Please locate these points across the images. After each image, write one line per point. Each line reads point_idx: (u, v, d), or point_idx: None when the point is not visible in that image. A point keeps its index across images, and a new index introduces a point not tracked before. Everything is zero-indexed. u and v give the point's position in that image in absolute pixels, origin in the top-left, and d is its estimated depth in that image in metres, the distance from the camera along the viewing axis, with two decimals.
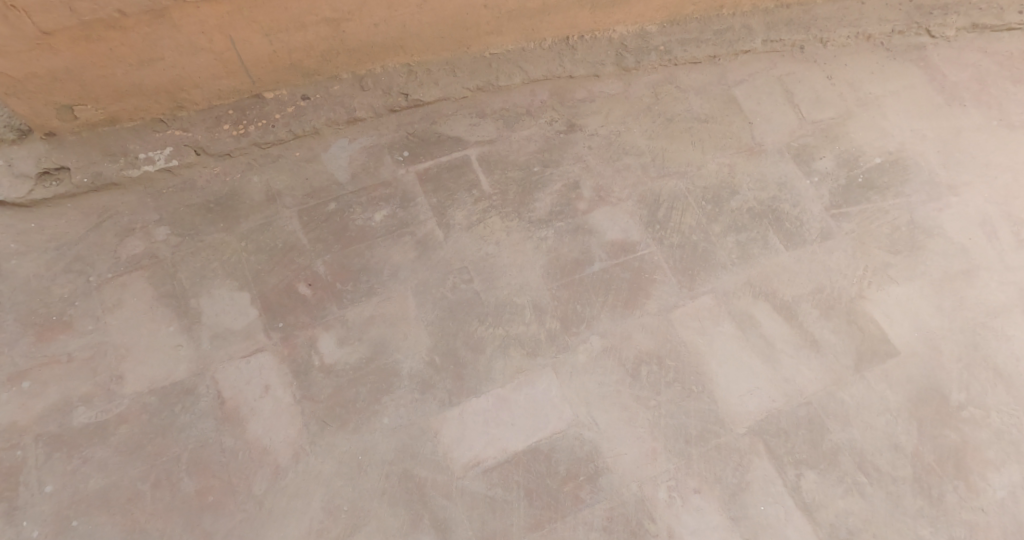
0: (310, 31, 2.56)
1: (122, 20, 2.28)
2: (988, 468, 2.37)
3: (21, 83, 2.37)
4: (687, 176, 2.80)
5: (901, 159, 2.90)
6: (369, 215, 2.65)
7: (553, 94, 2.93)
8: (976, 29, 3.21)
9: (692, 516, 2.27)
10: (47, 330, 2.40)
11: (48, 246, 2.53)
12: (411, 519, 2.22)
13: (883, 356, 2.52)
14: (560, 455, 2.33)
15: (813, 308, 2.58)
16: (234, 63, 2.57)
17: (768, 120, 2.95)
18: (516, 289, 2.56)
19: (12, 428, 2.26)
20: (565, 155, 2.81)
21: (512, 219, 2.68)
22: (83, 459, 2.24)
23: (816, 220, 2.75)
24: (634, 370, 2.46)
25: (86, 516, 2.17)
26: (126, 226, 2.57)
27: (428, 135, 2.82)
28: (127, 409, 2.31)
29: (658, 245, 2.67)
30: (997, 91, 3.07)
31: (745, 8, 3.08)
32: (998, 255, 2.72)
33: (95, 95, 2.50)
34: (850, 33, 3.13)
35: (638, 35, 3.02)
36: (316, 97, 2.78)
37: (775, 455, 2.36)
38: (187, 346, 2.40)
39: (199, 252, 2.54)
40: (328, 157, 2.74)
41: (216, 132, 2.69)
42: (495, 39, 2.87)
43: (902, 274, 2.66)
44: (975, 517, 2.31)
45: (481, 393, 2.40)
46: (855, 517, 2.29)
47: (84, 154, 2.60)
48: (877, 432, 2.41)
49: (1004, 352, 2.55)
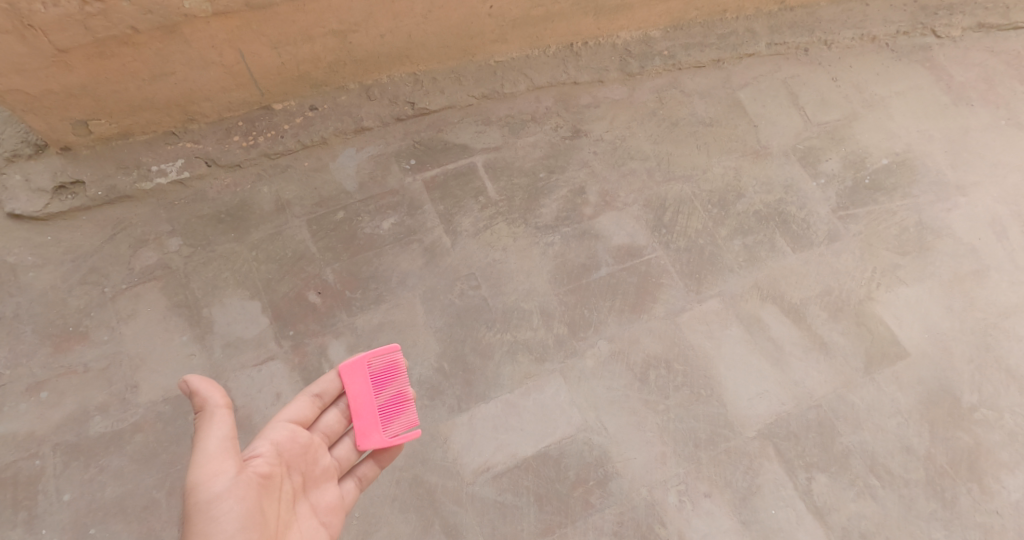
0: (318, 43, 2.60)
1: (135, 37, 2.33)
2: (1002, 470, 2.36)
3: (38, 100, 2.43)
4: (693, 180, 2.81)
5: (908, 160, 2.89)
6: (377, 224, 2.68)
7: (558, 101, 2.95)
8: (981, 29, 3.21)
9: (703, 520, 2.28)
10: (64, 340, 2.44)
11: (64, 258, 2.57)
12: (422, 525, 2.24)
13: (893, 358, 2.51)
14: (569, 459, 2.34)
15: (822, 310, 2.58)
16: (244, 75, 2.62)
17: (774, 122, 2.95)
18: (524, 295, 2.57)
19: (30, 437, 2.30)
20: (570, 161, 2.83)
21: (519, 225, 2.70)
22: (100, 468, 2.27)
23: (823, 222, 2.75)
24: (643, 374, 2.47)
25: (103, 524, 2.21)
26: (140, 238, 2.61)
27: (434, 144, 2.84)
28: (142, 418, 2.35)
29: (665, 249, 2.67)
30: (1004, 91, 3.06)
31: (748, 12, 3.10)
32: (1008, 255, 2.71)
33: (108, 110, 2.55)
34: (854, 34, 3.13)
35: (641, 40, 3.05)
36: (324, 107, 2.81)
37: (786, 459, 2.36)
38: (200, 356, 2.44)
39: (211, 262, 2.58)
40: (336, 166, 2.77)
41: (226, 143, 2.74)
42: (500, 47, 2.91)
43: (911, 275, 2.65)
44: (990, 520, 2.29)
45: (489, 399, 2.41)
46: (868, 520, 2.28)
47: (99, 167, 2.65)
48: (888, 434, 2.40)
49: (1015, 353, 2.54)
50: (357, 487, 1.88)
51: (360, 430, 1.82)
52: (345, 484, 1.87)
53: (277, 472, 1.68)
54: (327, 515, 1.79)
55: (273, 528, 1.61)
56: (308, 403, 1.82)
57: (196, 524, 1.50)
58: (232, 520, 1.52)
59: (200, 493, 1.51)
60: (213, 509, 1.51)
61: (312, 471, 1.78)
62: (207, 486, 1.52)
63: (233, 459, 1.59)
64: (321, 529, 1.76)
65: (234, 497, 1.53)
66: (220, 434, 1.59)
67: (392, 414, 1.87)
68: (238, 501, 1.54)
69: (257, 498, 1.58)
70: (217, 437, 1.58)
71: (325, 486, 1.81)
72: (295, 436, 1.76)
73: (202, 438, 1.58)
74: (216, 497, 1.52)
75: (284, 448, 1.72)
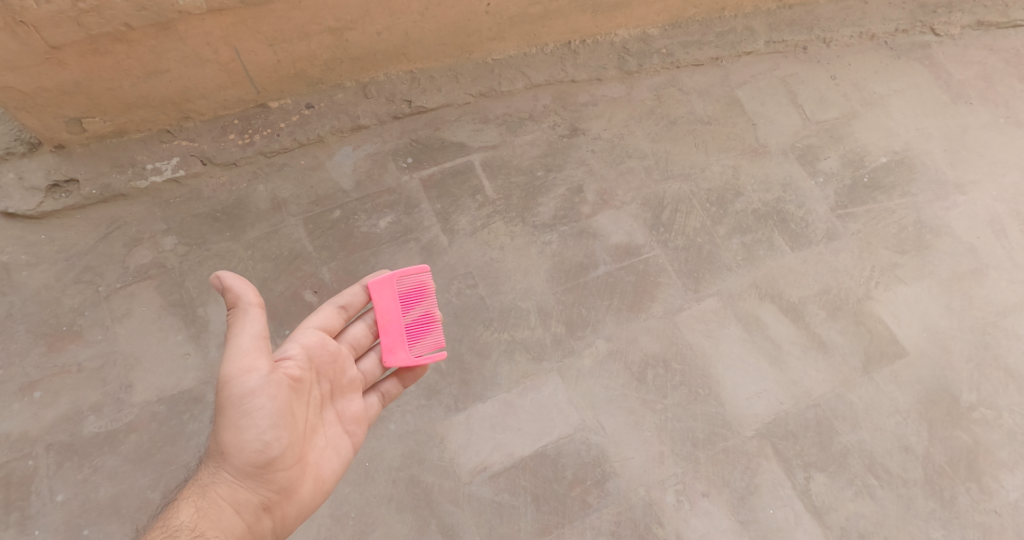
0: (314, 40, 2.59)
1: (128, 33, 2.31)
2: (1001, 469, 2.35)
3: (31, 97, 2.41)
4: (691, 179, 2.80)
5: (907, 159, 2.88)
6: (374, 222, 2.66)
7: (556, 99, 2.94)
8: (981, 27, 3.20)
9: (701, 520, 2.27)
10: (58, 340, 2.42)
11: (58, 257, 2.55)
12: (418, 525, 2.22)
13: (891, 357, 2.50)
14: (567, 459, 2.33)
15: (820, 309, 2.57)
16: (239, 73, 2.60)
17: (772, 121, 2.94)
18: (521, 294, 2.56)
19: (24, 437, 2.28)
20: (568, 160, 2.81)
21: (516, 224, 2.68)
22: (94, 468, 2.26)
23: (822, 221, 2.74)
24: (641, 373, 2.45)
25: (97, 525, 2.19)
26: (135, 236, 2.60)
27: (431, 142, 2.83)
28: (136, 418, 2.33)
29: (663, 248, 2.66)
30: (1004, 89, 3.05)
31: (747, 10, 3.09)
32: (1007, 254, 2.70)
33: (103, 107, 2.53)
34: (853, 32, 3.12)
35: (639, 38, 3.03)
36: (321, 105, 2.80)
37: (784, 458, 2.35)
38: (195, 355, 2.42)
39: (206, 261, 2.56)
40: (333, 165, 2.76)
41: (222, 142, 2.72)
42: (497, 45, 2.89)
43: (910, 274, 2.64)
44: (988, 519, 2.29)
45: (486, 399, 2.40)
46: (866, 520, 2.27)
47: (93, 165, 2.63)
48: (887, 433, 2.39)
49: (1015, 352, 2.53)
50: (380, 402, 1.99)
51: (387, 346, 1.88)
52: (369, 397, 1.97)
53: (307, 376, 1.77)
54: (351, 424, 1.90)
55: (301, 429, 1.73)
56: (336, 315, 1.90)
57: (230, 415, 1.63)
58: (263, 416, 1.64)
59: (233, 385, 1.63)
60: (246, 403, 1.63)
61: (340, 381, 1.88)
62: (239, 381, 1.62)
63: (264, 356, 1.67)
64: (345, 436, 1.87)
65: (266, 394, 1.64)
66: (252, 331, 1.67)
67: (418, 334, 1.93)
68: (270, 398, 1.65)
69: (288, 399, 1.69)
70: (249, 334, 1.66)
71: (351, 397, 1.92)
72: (325, 345, 1.84)
73: (237, 335, 1.66)
74: (250, 393, 1.63)
75: (314, 354, 1.81)
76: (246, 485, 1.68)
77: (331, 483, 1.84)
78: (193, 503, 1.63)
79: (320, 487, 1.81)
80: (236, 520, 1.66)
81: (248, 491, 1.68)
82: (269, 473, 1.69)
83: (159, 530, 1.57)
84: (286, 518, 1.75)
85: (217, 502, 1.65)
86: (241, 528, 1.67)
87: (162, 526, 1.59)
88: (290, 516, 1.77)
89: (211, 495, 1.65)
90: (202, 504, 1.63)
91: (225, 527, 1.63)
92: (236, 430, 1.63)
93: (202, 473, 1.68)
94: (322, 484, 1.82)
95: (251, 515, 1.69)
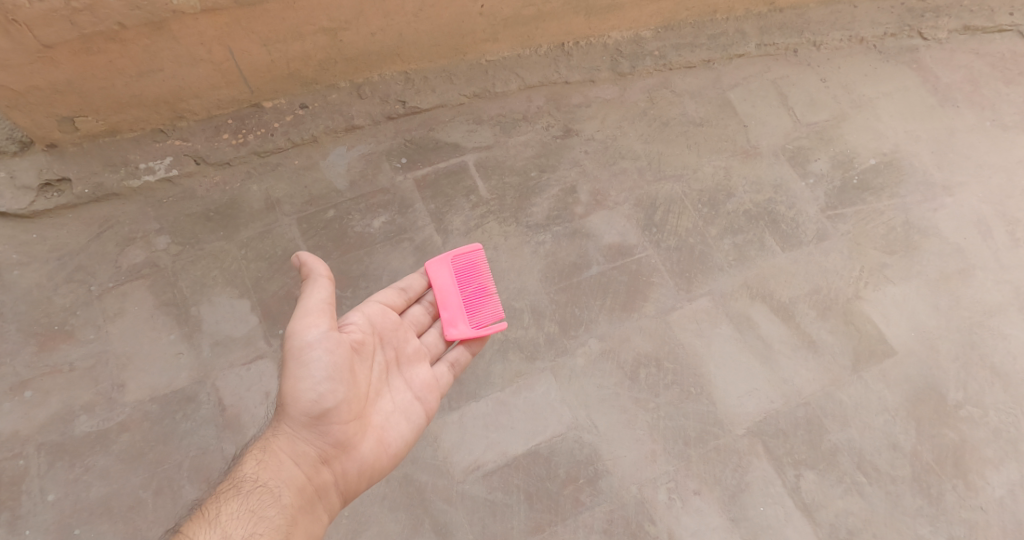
0: (308, 40, 2.59)
1: (121, 33, 2.31)
2: (987, 466, 2.39)
3: (23, 96, 2.40)
4: (683, 180, 2.82)
5: (896, 160, 2.92)
6: (368, 222, 2.67)
7: (549, 100, 2.96)
8: (967, 31, 3.25)
9: (692, 518, 2.29)
10: (49, 339, 2.41)
11: (50, 256, 2.54)
12: (412, 524, 2.23)
13: (880, 355, 2.53)
14: (559, 457, 2.35)
15: (811, 309, 2.60)
16: (233, 73, 2.60)
17: (763, 122, 2.97)
18: (515, 293, 2.57)
19: (14, 437, 2.28)
20: (562, 160, 2.83)
21: (510, 224, 2.70)
22: (85, 468, 2.25)
23: (812, 222, 2.77)
24: (633, 372, 2.47)
25: (88, 524, 2.19)
26: (127, 236, 2.59)
27: (425, 142, 2.84)
28: (129, 418, 2.33)
29: (656, 248, 2.68)
30: (989, 92, 3.10)
31: (739, 13, 3.12)
32: (993, 255, 2.74)
33: (95, 106, 2.53)
34: (843, 36, 3.16)
35: (633, 40, 3.06)
36: (315, 105, 2.80)
37: (775, 456, 2.37)
38: (188, 354, 2.42)
39: (199, 260, 2.56)
40: (327, 165, 2.76)
41: (216, 141, 2.72)
42: (491, 47, 2.91)
43: (898, 274, 2.68)
44: (974, 516, 2.32)
45: (480, 398, 2.41)
46: (855, 516, 2.30)
47: (85, 165, 2.62)
48: (875, 431, 2.42)
49: (1001, 351, 2.57)
50: (449, 371, 2.01)
51: (447, 320, 1.96)
52: (438, 367, 2.00)
53: (369, 340, 1.87)
54: (422, 391, 1.95)
55: (356, 386, 1.79)
56: (397, 295, 2.00)
57: (291, 367, 1.74)
58: (319, 367, 1.73)
59: (294, 338, 1.74)
60: (306, 355, 1.73)
61: (403, 349, 1.96)
62: (302, 335, 1.73)
63: (329, 317, 1.78)
64: (416, 402, 1.93)
65: (324, 348, 1.74)
66: (321, 296, 1.79)
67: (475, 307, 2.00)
68: (318, 348, 1.73)
69: (346, 354, 1.77)
70: (317, 298, 1.78)
71: (417, 365, 1.97)
72: (386, 314, 1.94)
73: (304, 298, 1.80)
74: (308, 346, 1.73)
75: (377, 321, 1.91)
76: (304, 439, 1.77)
77: (396, 445, 1.88)
78: (255, 457, 1.74)
79: (384, 448, 1.86)
80: (295, 471, 1.74)
81: (308, 444, 1.77)
82: (325, 426, 1.75)
83: (223, 482, 1.69)
84: (346, 474, 1.80)
85: (278, 455, 1.74)
86: (302, 480, 1.75)
87: (229, 478, 1.71)
88: (352, 473, 1.81)
89: (273, 448, 1.75)
90: (264, 457, 1.73)
91: (284, 476, 1.72)
92: (296, 382, 1.73)
93: (267, 431, 1.79)
94: (386, 445, 1.86)
95: (310, 469, 1.76)
